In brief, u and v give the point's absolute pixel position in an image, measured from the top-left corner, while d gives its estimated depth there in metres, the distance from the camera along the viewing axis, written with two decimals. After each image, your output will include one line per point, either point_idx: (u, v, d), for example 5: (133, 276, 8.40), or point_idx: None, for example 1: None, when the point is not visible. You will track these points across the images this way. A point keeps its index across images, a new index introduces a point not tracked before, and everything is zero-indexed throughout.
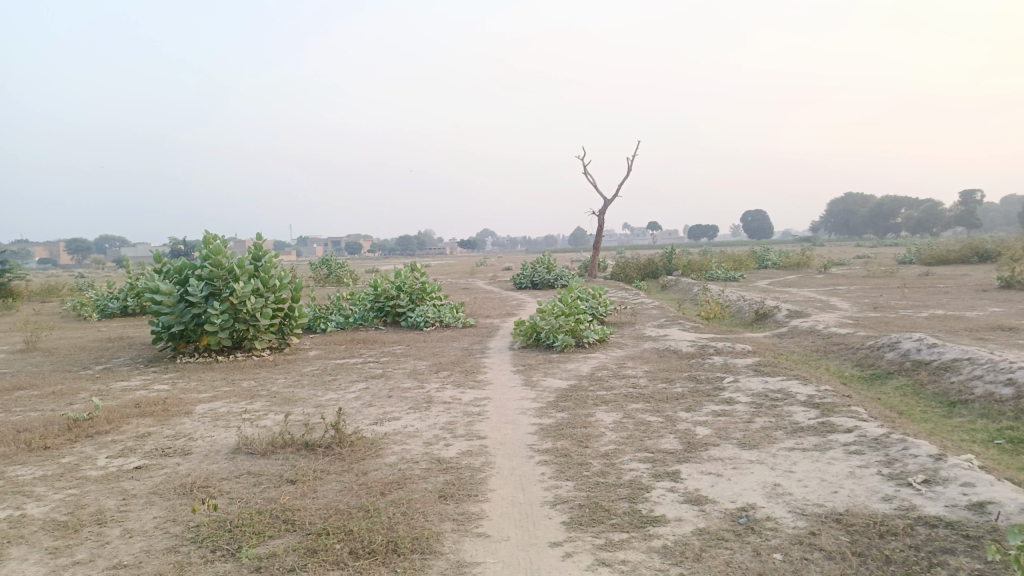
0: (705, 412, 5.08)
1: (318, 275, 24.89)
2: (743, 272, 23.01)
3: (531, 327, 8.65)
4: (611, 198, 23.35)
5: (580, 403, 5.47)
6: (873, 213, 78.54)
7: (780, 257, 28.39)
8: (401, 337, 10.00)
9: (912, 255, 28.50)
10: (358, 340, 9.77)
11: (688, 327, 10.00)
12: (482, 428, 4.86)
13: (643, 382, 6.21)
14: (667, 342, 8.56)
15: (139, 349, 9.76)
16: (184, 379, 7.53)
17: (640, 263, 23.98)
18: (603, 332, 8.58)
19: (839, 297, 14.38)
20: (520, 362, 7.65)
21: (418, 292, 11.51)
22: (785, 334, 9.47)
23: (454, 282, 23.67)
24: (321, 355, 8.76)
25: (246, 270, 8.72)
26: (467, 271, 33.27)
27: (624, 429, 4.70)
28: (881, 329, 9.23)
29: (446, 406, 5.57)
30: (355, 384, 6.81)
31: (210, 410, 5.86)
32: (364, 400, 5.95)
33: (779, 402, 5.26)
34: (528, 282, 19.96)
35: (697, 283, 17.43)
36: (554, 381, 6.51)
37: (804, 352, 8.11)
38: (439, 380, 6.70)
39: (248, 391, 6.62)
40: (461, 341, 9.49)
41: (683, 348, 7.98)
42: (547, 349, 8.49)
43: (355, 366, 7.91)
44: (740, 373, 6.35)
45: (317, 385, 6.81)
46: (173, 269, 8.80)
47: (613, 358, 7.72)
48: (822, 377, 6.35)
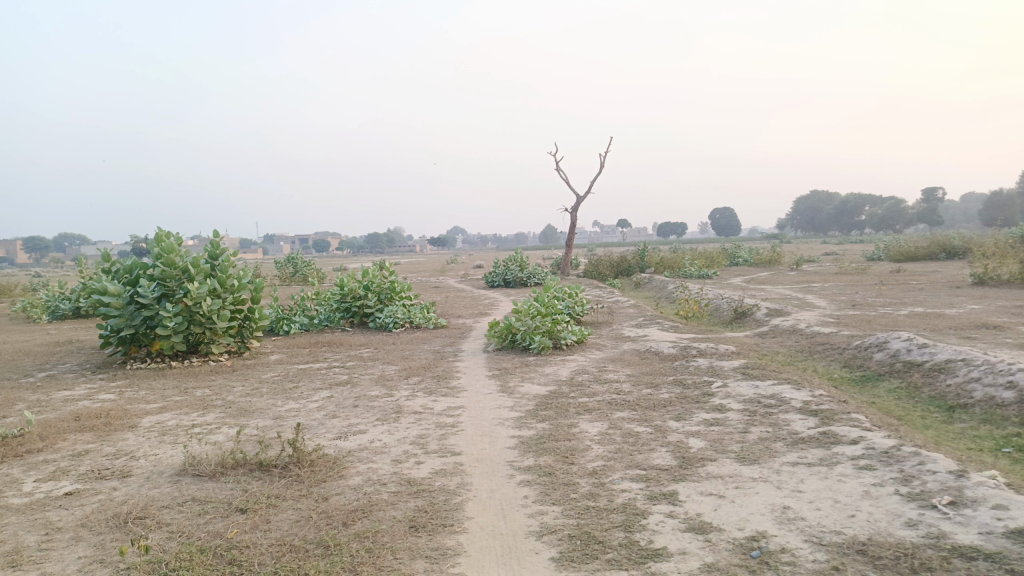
0: (697, 421, 4.72)
1: (284, 273, 24.23)
2: (716, 270, 22.88)
3: (505, 328, 8.24)
4: (583, 195, 23.07)
5: (561, 412, 5.08)
6: (839, 210, 79.60)
7: (752, 254, 28.37)
8: (369, 339, 9.54)
9: (881, 251, 28.70)
10: (324, 343, 9.28)
11: (667, 326, 9.68)
12: (456, 443, 4.44)
13: (627, 388, 5.84)
14: (647, 343, 8.22)
15: (88, 354, 9.15)
16: (133, 388, 6.99)
17: (613, 261, 23.73)
18: (582, 334, 8.21)
19: (815, 294, 14.21)
20: (495, 366, 7.24)
21: (387, 291, 11.06)
22: (767, 333, 9.19)
23: (425, 281, 23.23)
24: (283, 360, 8.26)
25: (201, 269, 8.21)
26: (437, 269, 32.82)
27: (611, 442, 4.32)
28: (864, 328, 8.99)
29: (417, 417, 5.15)
30: (318, 391, 6.35)
31: (157, 424, 5.36)
32: (328, 411, 5.49)
33: (774, 410, 4.92)
34: (500, 280, 19.59)
35: (672, 281, 17.20)
36: (532, 388, 6.11)
37: (789, 353, 7.82)
38: (409, 387, 6.27)
39: (202, 401, 6.12)
40: (432, 343, 9.06)
41: (665, 350, 7.63)
42: (523, 351, 8.10)
43: (319, 371, 7.44)
44: (728, 377, 6.02)
45: (278, 393, 6.33)
46: (123, 269, 8.27)
47: (593, 361, 7.35)
48: (813, 381, 6.06)
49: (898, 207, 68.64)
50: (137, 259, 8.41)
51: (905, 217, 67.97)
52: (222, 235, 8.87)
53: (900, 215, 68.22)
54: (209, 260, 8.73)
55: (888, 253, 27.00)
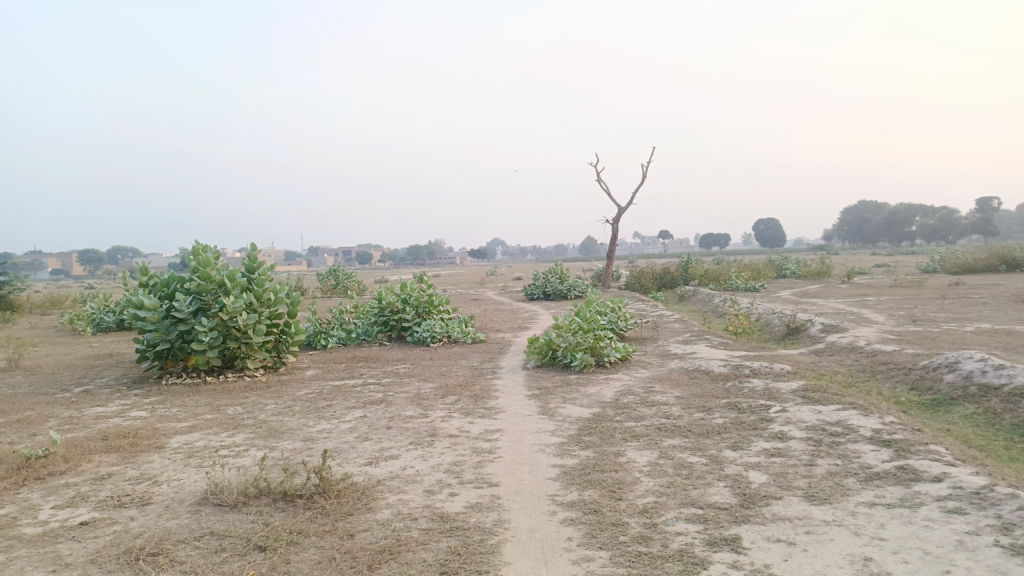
0: (755, 451, 4.32)
1: (324, 285, 24.28)
2: (763, 283, 22.20)
3: (546, 344, 7.91)
4: (625, 206, 22.64)
5: (607, 439, 4.73)
6: (889, 221, 77.37)
7: (800, 266, 27.53)
8: (406, 355, 9.29)
9: (936, 263, 27.59)
10: (360, 359, 9.06)
11: (716, 343, 9.24)
12: (494, 472, 4.13)
13: (677, 411, 5.45)
14: (696, 361, 7.81)
15: (125, 368, 9.09)
16: (166, 404, 6.85)
17: (655, 273, 23.21)
18: (626, 350, 7.84)
19: (870, 309, 13.55)
20: (535, 385, 6.92)
21: (425, 305, 10.83)
22: (822, 351, 8.69)
23: (464, 293, 23.03)
24: (319, 376, 8.06)
25: (237, 283, 8.07)
26: (477, 281, 32.62)
27: (662, 475, 3.96)
28: (929, 346, 8.43)
29: (453, 441, 4.85)
30: (351, 411, 6.10)
31: (185, 445, 5.16)
32: (360, 433, 5.23)
33: (841, 439, 4.49)
34: (540, 293, 19.26)
35: (718, 294, 16.66)
36: (575, 409, 5.77)
37: (849, 373, 7.33)
38: (446, 407, 5.98)
39: (233, 420, 5.92)
40: (470, 359, 8.77)
41: (714, 369, 7.21)
42: (565, 368, 7.76)
43: (354, 389, 7.20)
44: (786, 400, 5.59)
45: (310, 412, 6.11)
46: (160, 283, 8.16)
47: (639, 380, 6.97)
48: (880, 406, 5.59)
49: (951, 218, 66.40)
50: (174, 272, 8.31)
51: (959, 227, 65.71)
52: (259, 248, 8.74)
53: (954, 226, 65.97)
54: (245, 273, 8.61)
55: (945, 265, 25.91)
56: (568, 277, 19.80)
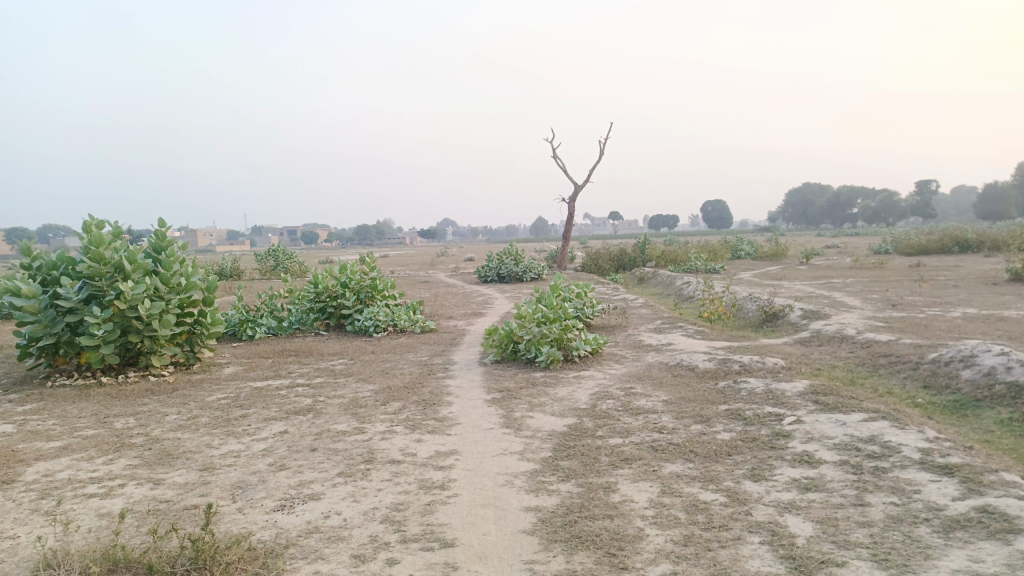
0: (784, 484, 3.37)
1: (265, 267, 22.77)
2: (722, 264, 21.57)
3: (506, 336, 6.87)
4: (581, 184, 21.69)
5: (591, 468, 3.72)
6: (834, 203, 78.59)
7: (756, 247, 27.09)
8: (345, 348, 8.13)
9: (889, 244, 27.43)
10: (291, 353, 7.88)
11: (691, 332, 8.33)
12: (448, 522, 3.07)
13: (670, 423, 4.48)
14: (676, 354, 6.87)
15: (10, 366, 7.71)
16: (42, 414, 5.58)
17: (612, 254, 22.38)
18: (597, 343, 6.88)
19: (841, 292, 12.86)
20: (495, 386, 5.86)
21: (367, 290, 9.68)
22: (809, 340, 7.85)
23: (414, 275, 21.81)
24: (239, 375, 6.86)
25: (138, 265, 6.81)
26: (427, 261, 31.48)
27: (675, 524, 2.97)
28: (926, 335, 7.64)
29: (394, 471, 3.77)
30: (271, 424, 4.96)
31: (43, 478, 3.94)
32: (276, 458, 4.10)
33: (885, 465, 3.58)
34: (493, 275, 18.21)
35: (680, 277, 15.88)
36: (545, 420, 4.74)
37: (848, 367, 6.49)
38: (388, 419, 4.89)
39: (118, 440, 4.71)
40: (418, 353, 7.66)
41: (700, 366, 6.27)
42: (527, 364, 6.74)
43: (278, 392, 6.04)
44: (798, 408, 4.66)
45: (218, 427, 4.94)
46: (45, 266, 6.84)
47: (615, 380, 5.98)
48: (906, 412, 4.72)
49: (893, 200, 67.74)
50: (62, 253, 7.00)
51: (899, 208, 67.10)
52: (169, 225, 7.50)
53: (894, 208, 67.33)
54: (151, 254, 7.35)
55: (898, 246, 25.77)
56: (523, 258, 18.78)
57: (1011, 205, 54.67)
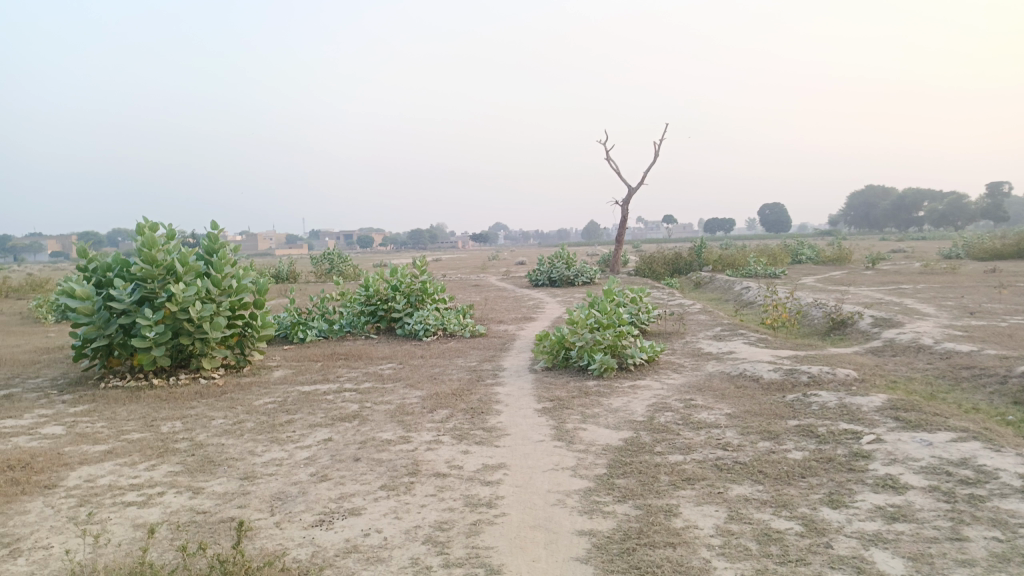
0: (867, 513, 3.03)
1: (319, 270, 23.03)
2: (782, 269, 20.86)
3: (558, 342, 6.63)
4: (635, 186, 21.29)
5: (650, 487, 3.44)
6: (898, 206, 75.82)
7: (817, 251, 26.17)
8: (394, 352, 8.00)
9: (960, 249, 26.16)
10: (340, 356, 7.78)
11: (753, 339, 7.92)
12: (494, 546, 2.84)
13: (734, 439, 4.16)
14: (738, 363, 6.50)
15: (68, 366, 7.82)
16: (92, 416, 5.57)
17: (667, 258, 21.88)
18: (653, 351, 6.57)
19: (913, 298, 12.17)
20: (547, 395, 5.62)
21: (417, 294, 9.56)
22: (881, 350, 7.36)
23: (465, 279, 21.72)
24: (287, 379, 6.78)
25: (190, 267, 6.81)
26: (480, 265, 31.31)
27: (745, 555, 2.68)
28: (1011, 345, 7.09)
29: (438, 485, 3.56)
30: (315, 430, 4.82)
31: (84, 484, 3.87)
32: (318, 468, 3.94)
33: (982, 493, 3.20)
34: (545, 279, 17.97)
35: (739, 281, 15.36)
36: (599, 432, 4.47)
37: (926, 380, 6.03)
38: (434, 428, 4.70)
39: (162, 445, 4.63)
40: (468, 358, 7.48)
41: (764, 377, 5.90)
42: (580, 371, 6.47)
43: (325, 397, 5.92)
44: (876, 425, 4.28)
45: (263, 433, 4.82)
46: (100, 267, 6.90)
47: (674, 390, 5.67)
48: (999, 431, 4.28)
49: (962, 202, 64.90)
50: (117, 255, 7.05)
51: (969, 211, 64.25)
52: (222, 228, 7.50)
53: (963, 211, 64.53)
54: (203, 256, 7.35)
55: (971, 251, 24.50)
56: (575, 262, 18.49)
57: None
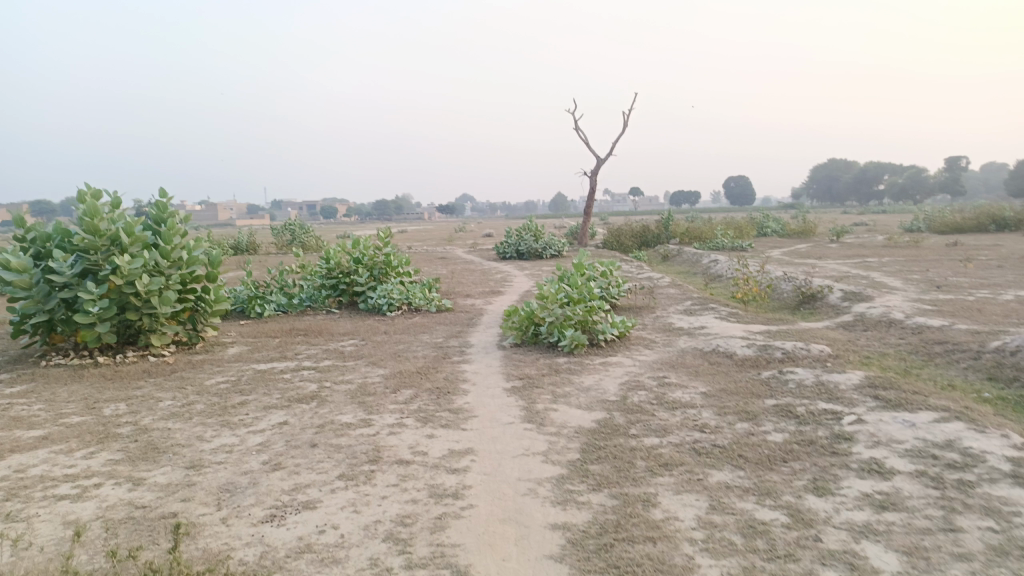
0: (854, 501, 2.87)
1: (281, 241, 22.46)
2: (748, 241, 20.90)
3: (527, 318, 6.40)
4: (604, 158, 21.05)
5: (627, 475, 3.24)
6: (859, 180, 76.93)
7: (782, 225, 26.31)
8: (356, 327, 7.70)
9: (921, 223, 26.54)
10: (299, 333, 7.46)
11: (724, 314, 7.79)
12: (461, 544, 2.61)
13: (712, 421, 3.99)
14: (710, 339, 6.35)
15: (7, 343, 7.36)
16: (30, 398, 5.20)
17: (635, 231, 21.78)
18: (624, 327, 6.38)
19: (879, 272, 12.21)
20: (515, 373, 5.39)
21: (381, 267, 9.25)
22: (853, 325, 7.28)
23: (431, 251, 21.37)
24: (242, 357, 6.46)
25: (136, 238, 6.41)
26: (445, 237, 30.92)
27: (731, 551, 2.49)
28: (981, 319, 7.05)
29: (401, 474, 3.32)
30: (270, 413, 4.53)
31: (13, 475, 3.54)
32: (271, 456, 3.67)
33: (971, 477, 3.07)
34: (512, 251, 17.72)
35: (707, 254, 15.29)
36: (570, 414, 4.27)
37: (900, 356, 5.94)
38: (397, 410, 4.44)
39: (103, 430, 4.30)
40: (433, 334, 7.22)
41: (738, 353, 5.75)
42: (550, 348, 6.26)
43: (282, 376, 5.62)
44: (856, 405, 4.14)
45: (213, 416, 4.52)
46: (39, 238, 6.46)
47: (647, 368, 5.49)
48: (979, 410, 4.18)
49: (922, 177, 66.05)
50: (57, 224, 6.60)
51: (928, 186, 65.42)
52: (171, 197, 7.09)
53: (922, 186, 65.69)
54: (151, 227, 6.94)
55: (931, 225, 24.85)
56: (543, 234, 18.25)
57: None
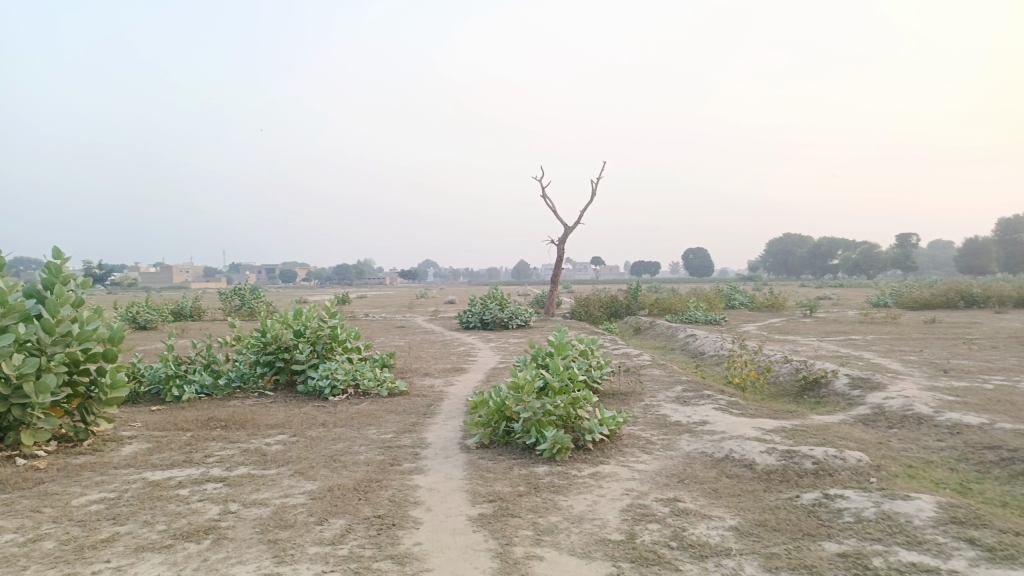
0: None
1: (228, 306, 21.02)
2: (721, 314, 20.16)
3: (497, 412, 5.22)
4: (572, 225, 20.31)
5: None
6: (815, 254, 78.26)
7: (751, 297, 25.75)
8: (289, 418, 6.42)
9: (889, 298, 26.20)
10: (218, 425, 6.14)
11: (723, 403, 6.71)
12: None
13: None
14: (719, 439, 5.23)
15: None
16: None
17: (603, 301, 20.92)
18: (615, 424, 5.23)
19: (872, 353, 11.32)
20: (483, 491, 4.17)
21: (325, 341, 8.01)
22: (874, 421, 6.24)
23: (389, 319, 20.10)
24: (139, 458, 5.13)
25: (11, 307, 5.12)
26: (405, 304, 29.79)
27: None
28: (1021, 415, 6.08)
29: None
30: (142, 561, 3.23)
31: None
32: None
33: None
34: (476, 321, 16.61)
35: (683, 329, 14.36)
36: (562, 566, 3.06)
37: (951, 467, 4.86)
38: (321, 558, 3.18)
39: None
40: (382, 429, 5.97)
41: (759, 463, 4.63)
42: (524, 451, 5.07)
43: (179, 492, 4.30)
44: (951, 556, 3.02)
45: (59, 565, 3.20)
46: None
47: (650, 482, 4.32)
48: None
49: (876, 252, 67.40)
50: None
51: (883, 260, 66.65)
52: (68, 258, 5.86)
53: (876, 261, 66.94)
54: (38, 294, 5.64)
55: (900, 300, 24.48)
56: (508, 303, 17.19)
57: (993, 260, 54.00)
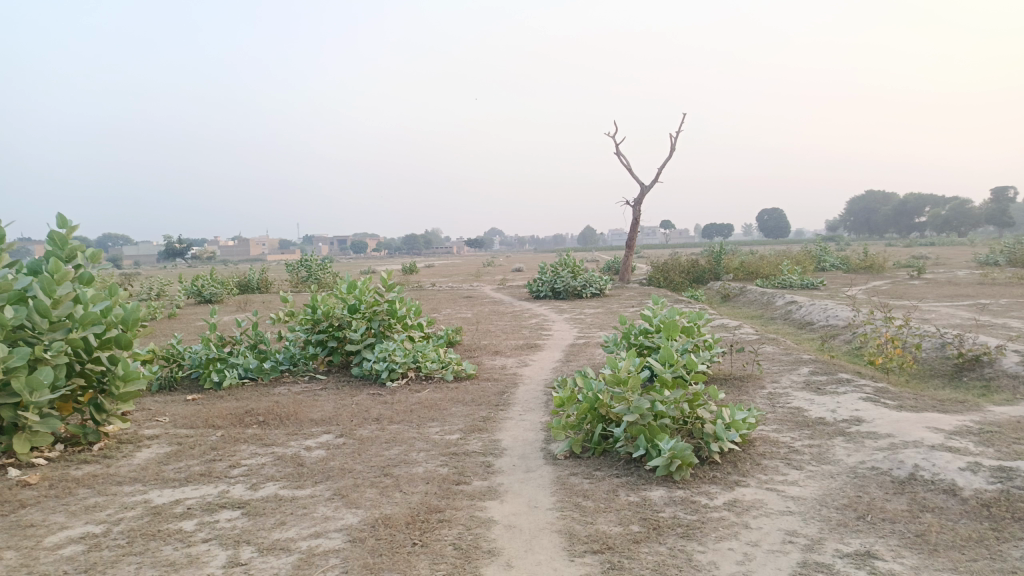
0: None
1: (293, 278, 20.47)
2: (817, 278, 18.32)
3: (590, 411, 4.04)
4: (648, 185, 18.78)
5: None
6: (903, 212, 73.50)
7: (844, 258, 23.64)
8: (338, 411, 5.40)
9: (1002, 254, 23.61)
10: (254, 421, 5.16)
11: (870, 391, 5.33)
12: None
13: None
14: (890, 449, 3.90)
15: None
16: None
17: (683, 266, 19.36)
18: (747, 427, 3.96)
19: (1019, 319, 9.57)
20: (583, 533, 2.99)
21: (382, 317, 6.96)
22: None
23: (456, 288, 19.15)
24: (150, 469, 4.17)
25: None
26: (471, 272, 29.05)
27: None
28: None
29: None
30: None
31: None
32: None
33: None
34: (547, 290, 15.44)
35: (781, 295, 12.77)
36: None
37: None
38: None
39: None
40: (446, 428, 4.86)
41: (965, 488, 3.30)
42: (627, 463, 3.89)
43: (183, 525, 3.28)
44: None
45: None
46: None
47: (818, 519, 3.06)
48: None
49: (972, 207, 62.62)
50: None
51: (980, 216, 61.87)
52: (75, 226, 4.94)
53: (971, 217, 62.15)
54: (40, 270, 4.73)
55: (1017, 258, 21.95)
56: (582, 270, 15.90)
57: None
